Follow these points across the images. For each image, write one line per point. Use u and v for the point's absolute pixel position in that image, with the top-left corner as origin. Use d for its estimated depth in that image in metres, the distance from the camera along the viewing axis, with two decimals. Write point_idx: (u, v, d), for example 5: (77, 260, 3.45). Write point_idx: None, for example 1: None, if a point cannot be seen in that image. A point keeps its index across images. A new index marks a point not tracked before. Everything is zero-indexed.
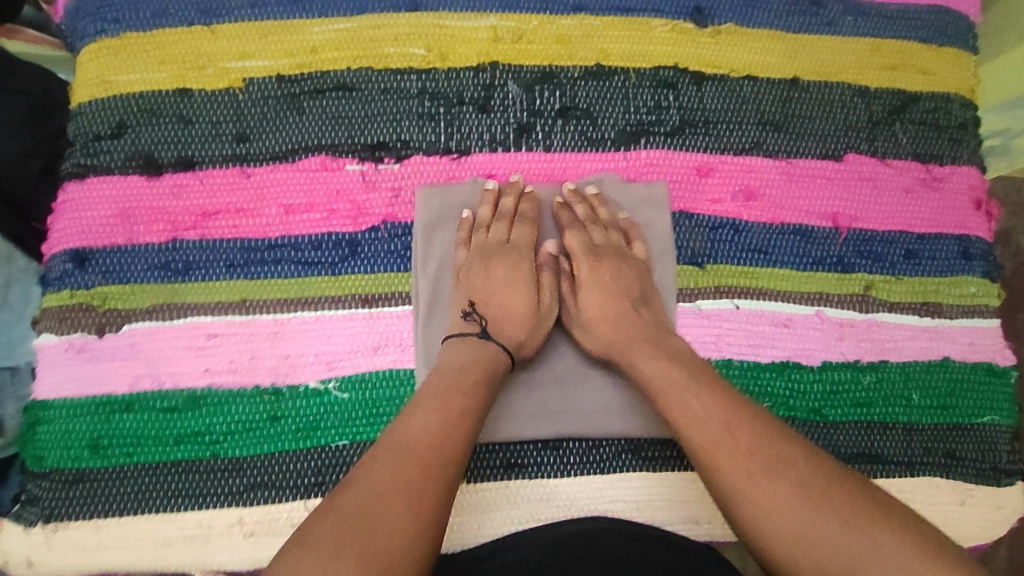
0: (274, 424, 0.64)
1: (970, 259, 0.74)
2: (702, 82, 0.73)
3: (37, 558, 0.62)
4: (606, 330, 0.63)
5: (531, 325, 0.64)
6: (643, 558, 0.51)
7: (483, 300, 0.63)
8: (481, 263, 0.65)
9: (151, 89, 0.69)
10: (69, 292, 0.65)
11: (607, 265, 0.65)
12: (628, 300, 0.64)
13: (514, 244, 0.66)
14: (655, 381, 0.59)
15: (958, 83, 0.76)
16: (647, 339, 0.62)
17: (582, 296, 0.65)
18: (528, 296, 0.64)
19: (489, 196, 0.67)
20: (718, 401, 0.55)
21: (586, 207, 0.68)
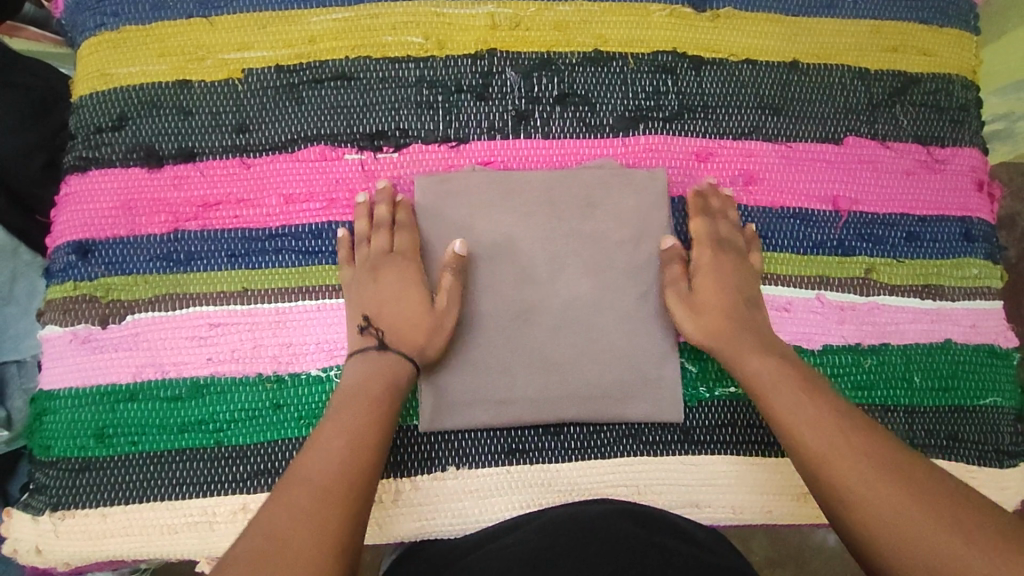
0: (277, 412, 0.64)
1: (972, 240, 0.73)
2: (701, 66, 0.73)
3: (45, 545, 0.63)
4: (713, 317, 0.64)
5: (430, 323, 0.63)
6: (639, 540, 0.51)
7: (376, 311, 0.63)
8: (371, 276, 0.64)
9: (151, 81, 0.69)
10: (72, 283, 0.66)
11: (726, 259, 0.67)
12: (740, 298, 0.65)
13: (397, 251, 0.65)
14: (760, 381, 0.59)
15: (960, 64, 0.76)
16: (753, 343, 0.62)
17: (699, 280, 0.66)
18: (422, 299, 0.63)
19: (362, 209, 0.67)
20: (823, 406, 0.56)
21: (722, 203, 0.69)
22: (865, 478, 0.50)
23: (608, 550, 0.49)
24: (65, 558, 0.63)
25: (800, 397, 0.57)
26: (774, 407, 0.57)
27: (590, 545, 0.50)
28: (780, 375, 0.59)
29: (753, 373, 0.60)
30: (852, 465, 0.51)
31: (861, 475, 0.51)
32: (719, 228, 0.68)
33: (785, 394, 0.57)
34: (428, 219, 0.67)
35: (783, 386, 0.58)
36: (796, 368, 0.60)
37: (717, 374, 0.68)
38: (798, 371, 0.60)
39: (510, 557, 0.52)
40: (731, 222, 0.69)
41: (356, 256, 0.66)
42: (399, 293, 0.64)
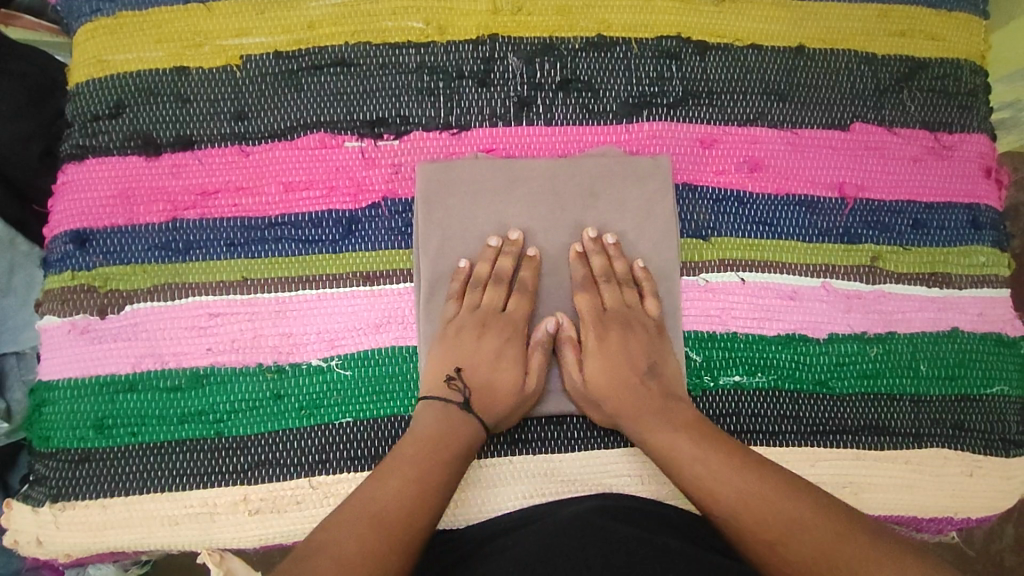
0: (278, 402, 0.64)
1: (980, 228, 0.72)
2: (706, 52, 0.72)
3: (46, 537, 0.62)
4: (610, 405, 0.63)
5: (517, 399, 0.63)
6: (641, 538, 0.51)
7: (470, 368, 0.64)
8: (474, 332, 0.65)
9: (149, 68, 0.68)
10: (70, 273, 0.65)
11: (615, 334, 0.65)
12: (635, 369, 0.64)
13: (509, 314, 0.66)
14: (670, 454, 0.60)
15: (968, 48, 0.74)
16: (658, 420, 0.61)
17: (588, 364, 0.64)
18: (516, 375, 0.64)
19: (489, 253, 0.66)
20: (727, 466, 0.57)
21: (603, 258, 0.67)
22: (787, 530, 0.53)
23: (611, 550, 0.49)
24: (67, 549, 0.63)
25: (705, 463, 0.58)
26: (687, 481, 0.58)
27: (590, 542, 0.50)
28: (683, 446, 0.59)
29: (659, 447, 0.60)
30: (772, 519, 0.54)
31: (778, 530, 0.53)
32: (605, 298, 0.66)
33: (691, 464, 0.58)
34: (530, 275, 0.66)
35: (686, 458, 0.59)
36: (702, 434, 0.60)
37: (721, 363, 0.67)
38: (697, 431, 0.60)
39: (513, 556, 0.51)
40: (622, 275, 0.67)
41: (465, 297, 0.66)
42: (495, 356, 0.64)
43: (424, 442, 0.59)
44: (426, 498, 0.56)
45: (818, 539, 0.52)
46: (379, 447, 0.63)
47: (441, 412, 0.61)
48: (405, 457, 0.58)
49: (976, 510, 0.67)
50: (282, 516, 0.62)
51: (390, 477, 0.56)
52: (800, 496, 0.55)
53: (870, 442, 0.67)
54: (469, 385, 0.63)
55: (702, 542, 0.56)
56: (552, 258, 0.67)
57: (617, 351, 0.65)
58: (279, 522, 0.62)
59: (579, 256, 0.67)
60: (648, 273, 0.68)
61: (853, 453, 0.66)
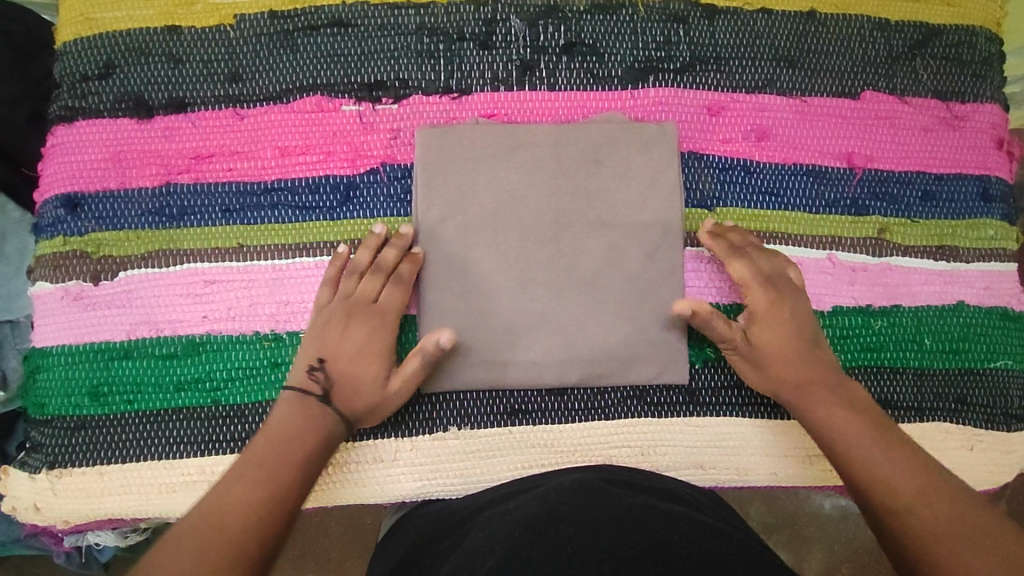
0: (275, 370, 0.63)
1: (989, 200, 0.71)
2: (714, 15, 0.70)
3: (43, 503, 0.62)
4: (776, 372, 0.61)
5: (385, 394, 0.60)
6: (643, 506, 0.50)
7: (332, 355, 0.60)
8: (341, 322, 0.61)
9: (138, 26, 0.66)
10: (62, 238, 0.64)
11: (785, 301, 0.62)
12: (808, 339, 0.61)
13: (383, 306, 0.62)
14: (840, 429, 0.57)
15: (985, 16, 0.72)
16: (847, 391, 0.59)
17: (759, 330, 0.62)
18: (379, 369, 0.60)
19: (373, 241, 0.62)
20: (910, 463, 0.53)
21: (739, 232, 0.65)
22: (951, 542, 0.48)
23: (616, 519, 0.48)
24: (65, 516, 0.62)
25: (872, 450, 0.54)
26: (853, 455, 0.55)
27: (592, 510, 0.50)
28: (857, 426, 0.56)
29: (829, 424, 0.58)
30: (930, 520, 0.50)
31: (931, 533, 0.49)
32: (760, 266, 0.63)
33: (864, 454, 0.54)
34: (565, 261, 0.64)
35: (860, 443, 0.55)
36: (881, 425, 0.57)
37: None
38: (871, 418, 0.57)
39: (513, 521, 0.51)
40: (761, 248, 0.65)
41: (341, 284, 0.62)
42: (359, 351, 0.60)
43: (283, 438, 0.56)
44: (279, 498, 0.53)
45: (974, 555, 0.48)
46: None
47: (295, 404, 0.58)
48: (257, 455, 0.55)
49: (977, 484, 0.67)
50: None
51: (241, 479, 0.53)
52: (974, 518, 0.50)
53: None
54: (330, 375, 0.59)
55: (704, 508, 0.56)
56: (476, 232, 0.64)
57: (790, 320, 0.62)
58: None
59: (713, 235, 0.65)
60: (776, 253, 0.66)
61: None
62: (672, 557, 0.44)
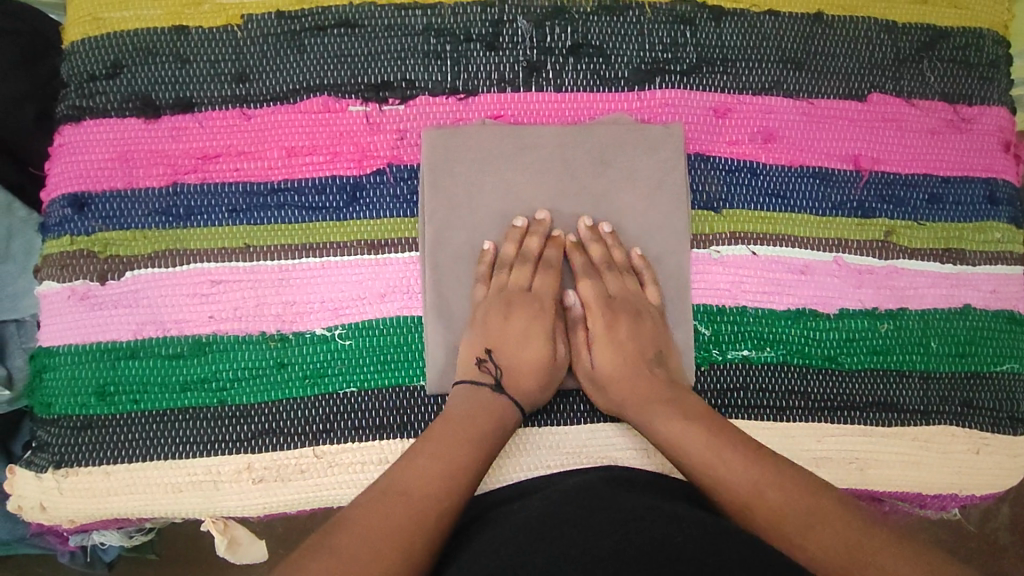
0: (281, 371, 0.63)
1: (996, 204, 0.71)
2: (720, 17, 0.70)
3: (49, 503, 0.62)
4: (617, 391, 0.62)
5: (552, 376, 0.63)
6: (649, 506, 0.50)
7: (499, 346, 0.62)
8: (501, 312, 0.63)
9: (146, 26, 0.66)
10: (69, 238, 0.64)
11: (623, 322, 0.64)
12: (641, 358, 0.63)
13: (535, 293, 0.65)
14: (680, 446, 0.58)
15: (992, 18, 0.72)
16: (667, 405, 0.60)
17: (595, 352, 0.64)
18: (547, 349, 0.63)
19: (516, 233, 0.64)
20: (747, 459, 0.55)
21: (602, 246, 0.65)
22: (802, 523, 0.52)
23: (623, 519, 0.48)
24: (70, 515, 0.62)
25: (716, 456, 0.56)
26: (700, 472, 0.56)
27: (598, 510, 0.50)
28: (695, 437, 0.57)
29: (671, 439, 0.58)
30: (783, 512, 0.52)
31: (788, 522, 0.52)
32: (609, 285, 0.65)
33: (708, 464, 0.56)
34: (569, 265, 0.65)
35: (701, 451, 0.57)
36: (720, 432, 0.58)
37: (731, 337, 0.66)
38: (711, 427, 0.58)
39: (520, 521, 0.50)
40: (622, 263, 0.65)
41: (494, 277, 0.64)
42: (525, 336, 0.63)
43: (458, 423, 0.57)
44: (464, 482, 0.54)
45: (825, 540, 0.50)
46: (378, 418, 0.63)
47: (475, 392, 0.60)
48: (440, 437, 0.56)
49: (982, 488, 0.67)
50: (286, 486, 0.62)
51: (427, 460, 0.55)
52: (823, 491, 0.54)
53: (878, 418, 0.66)
54: (501, 365, 0.62)
55: (712, 510, 0.56)
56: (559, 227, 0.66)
57: (629, 339, 0.63)
58: (283, 492, 0.62)
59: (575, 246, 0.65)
60: (645, 259, 0.66)
61: (860, 430, 0.66)
62: (677, 557, 0.44)
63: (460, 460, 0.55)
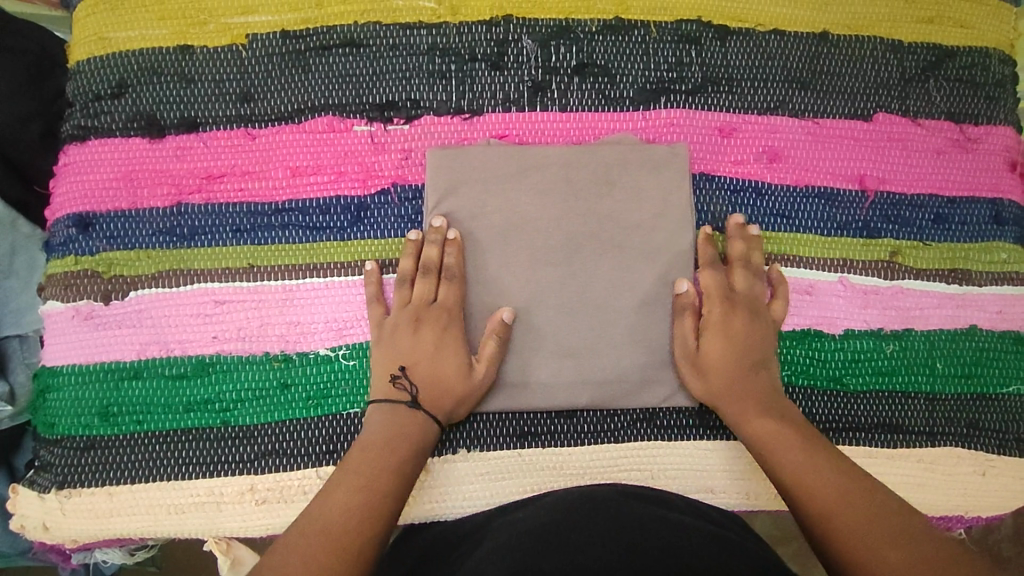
0: (285, 392, 0.63)
1: (1002, 223, 0.71)
2: (726, 36, 0.69)
3: (52, 523, 0.62)
4: (722, 386, 0.61)
5: (468, 391, 0.61)
6: (653, 517, 0.50)
7: (414, 364, 0.61)
8: (409, 329, 0.61)
9: (151, 46, 0.66)
10: (73, 258, 0.64)
11: (740, 315, 0.63)
12: (751, 356, 0.62)
13: (442, 304, 0.62)
14: (764, 442, 0.59)
15: (998, 37, 0.72)
16: (768, 407, 0.60)
17: (707, 337, 0.62)
18: (460, 363, 0.61)
19: (410, 248, 0.63)
20: (836, 473, 0.55)
21: (743, 245, 0.65)
22: (881, 539, 0.50)
23: (625, 527, 0.49)
24: (73, 535, 0.62)
25: (808, 462, 0.56)
26: (786, 472, 0.56)
27: (600, 519, 0.50)
28: (789, 442, 0.58)
29: (762, 435, 0.59)
30: (864, 526, 0.51)
31: (866, 536, 0.50)
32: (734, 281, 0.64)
33: (798, 463, 0.56)
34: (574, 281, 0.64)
35: (792, 454, 0.57)
36: (813, 442, 0.58)
37: None
38: (805, 438, 0.58)
39: (522, 531, 0.51)
40: (754, 267, 0.65)
41: (398, 296, 0.63)
42: (437, 347, 0.61)
43: (374, 449, 0.57)
44: (379, 507, 0.54)
45: (900, 558, 0.48)
46: None
47: (387, 416, 0.59)
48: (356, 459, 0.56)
49: (989, 509, 0.67)
50: (289, 507, 0.61)
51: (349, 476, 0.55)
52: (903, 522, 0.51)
53: (883, 440, 0.66)
54: (415, 383, 0.60)
55: (715, 523, 0.56)
56: (478, 228, 0.64)
57: (740, 335, 0.62)
58: (286, 513, 0.61)
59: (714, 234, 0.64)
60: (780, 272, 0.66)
61: (865, 451, 0.65)
62: (680, 566, 0.44)
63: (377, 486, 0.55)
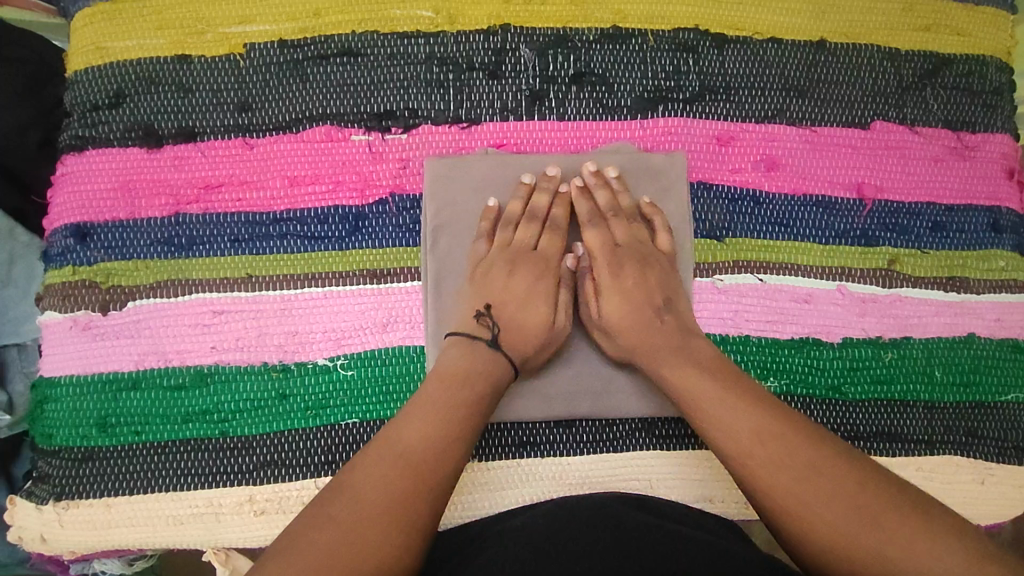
0: (284, 402, 0.63)
1: (999, 231, 0.71)
2: (724, 45, 0.69)
3: (50, 535, 0.62)
4: (630, 340, 0.60)
5: (542, 345, 0.61)
6: (654, 525, 0.50)
7: (500, 305, 0.60)
8: (504, 270, 0.62)
9: (149, 55, 0.66)
10: (70, 268, 0.64)
11: (630, 271, 0.62)
12: (650, 305, 0.61)
13: (542, 251, 0.63)
14: (692, 395, 0.56)
15: (995, 45, 0.72)
16: (672, 351, 0.58)
17: (605, 302, 0.62)
18: (547, 312, 0.61)
19: (524, 190, 0.64)
20: (753, 413, 0.53)
21: (608, 193, 0.64)
22: (811, 484, 0.49)
23: (625, 535, 0.49)
24: (71, 547, 0.62)
25: (726, 407, 0.54)
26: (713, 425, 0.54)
27: (601, 528, 0.50)
28: (703, 387, 0.55)
29: (679, 384, 0.57)
30: (787, 471, 0.50)
31: (794, 483, 0.50)
32: (616, 234, 0.63)
33: (718, 411, 0.54)
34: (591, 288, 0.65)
35: (708, 400, 0.55)
36: (726, 379, 0.56)
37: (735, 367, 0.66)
38: (715, 377, 0.56)
39: (522, 540, 0.50)
40: (625, 210, 0.64)
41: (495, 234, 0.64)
42: (527, 295, 0.61)
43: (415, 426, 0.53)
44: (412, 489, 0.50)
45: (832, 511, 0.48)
46: None
47: (467, 350, 0.57)
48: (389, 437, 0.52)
49: (988, 517, 0.66)
50: (288, 518, 0.61)
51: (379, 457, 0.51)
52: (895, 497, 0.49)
53: (882, 449, 0.66)
54: (499, 322, 0.59)
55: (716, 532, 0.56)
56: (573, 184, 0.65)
57: (635, 289, 0.61)
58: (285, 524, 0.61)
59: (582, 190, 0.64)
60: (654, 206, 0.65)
61: None
62: None
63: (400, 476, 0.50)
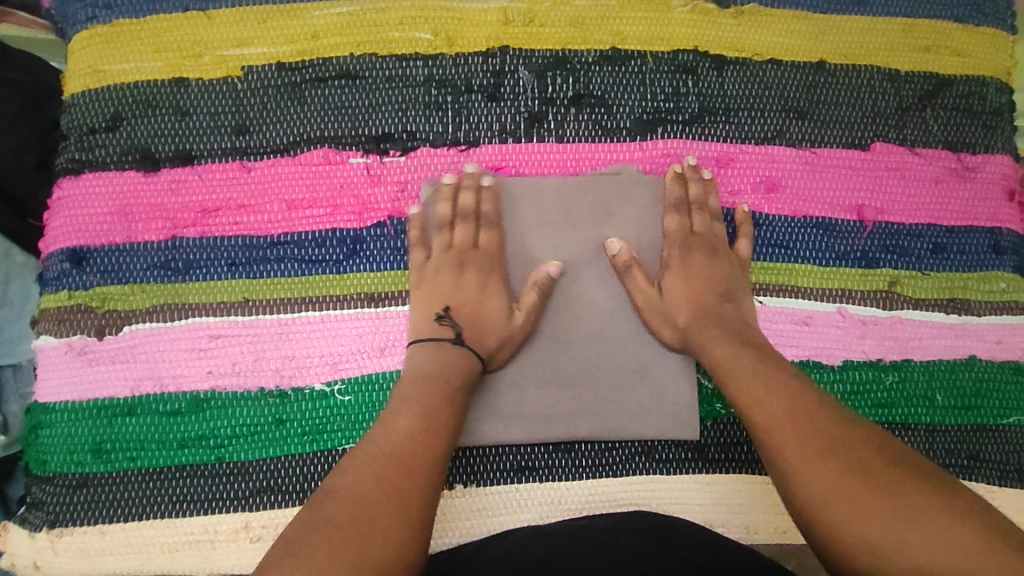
0: (280, 427, 0.62)
1: (1001, 253, 0.70)
2: (723, 66, 0.69)
3: (43, 562, 0.61)
4: (684, 319, 0.62)
5: (509, 344, 0.62)
6: (654, 548, 0.49)
7: (457, 305, 0.62)
8: (451, 272, 0.63)
9: (146, 78, 0.66)
10: (66, 292, 0.63)
11: (697, 257, 0.64)
12: (713, 292, 0.63)
13: (482, 249, 0.64)
14: (727, 366, 0.58)
15: (995, 66, 0.72)
16: (721, 332, 0.60)
17: (669, 281, 0.64)
18: (503, 308, 0.62)
19: (447, 190, 0.64)
20: (785, 389, 0.55)
21: (700, 187, 0.66)
22: (819, 453, 0.50)
23: (623, 559, 0.48)
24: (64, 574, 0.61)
25: (762, 379, 0.56)
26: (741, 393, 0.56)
27: (599, 551, 0.49)
28: (741, 358, 0.58)
29: (718, 359, 0.59)
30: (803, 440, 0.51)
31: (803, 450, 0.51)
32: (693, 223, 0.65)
33: (748, 384, 0.56)
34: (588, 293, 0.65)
35: (745, 370, 0.57)
36: (768, 361, 0.58)
37: None
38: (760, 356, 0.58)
39: (519, 565, 0.50)
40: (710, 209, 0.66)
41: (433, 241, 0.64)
42: (481, 294, 0.63)
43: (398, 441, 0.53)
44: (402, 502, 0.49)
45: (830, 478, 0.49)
46: None
47: (431, 353, 0.59)
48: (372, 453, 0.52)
49: None
50: None
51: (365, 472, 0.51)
52: (916, 489, 0.47)
53: None
54: (457, 322, 0.61)
55: None
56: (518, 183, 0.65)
57: (700, 272, 0.64)
58: None
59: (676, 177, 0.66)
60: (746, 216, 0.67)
61: None
62: None
63: (404, 490, 0.49)
